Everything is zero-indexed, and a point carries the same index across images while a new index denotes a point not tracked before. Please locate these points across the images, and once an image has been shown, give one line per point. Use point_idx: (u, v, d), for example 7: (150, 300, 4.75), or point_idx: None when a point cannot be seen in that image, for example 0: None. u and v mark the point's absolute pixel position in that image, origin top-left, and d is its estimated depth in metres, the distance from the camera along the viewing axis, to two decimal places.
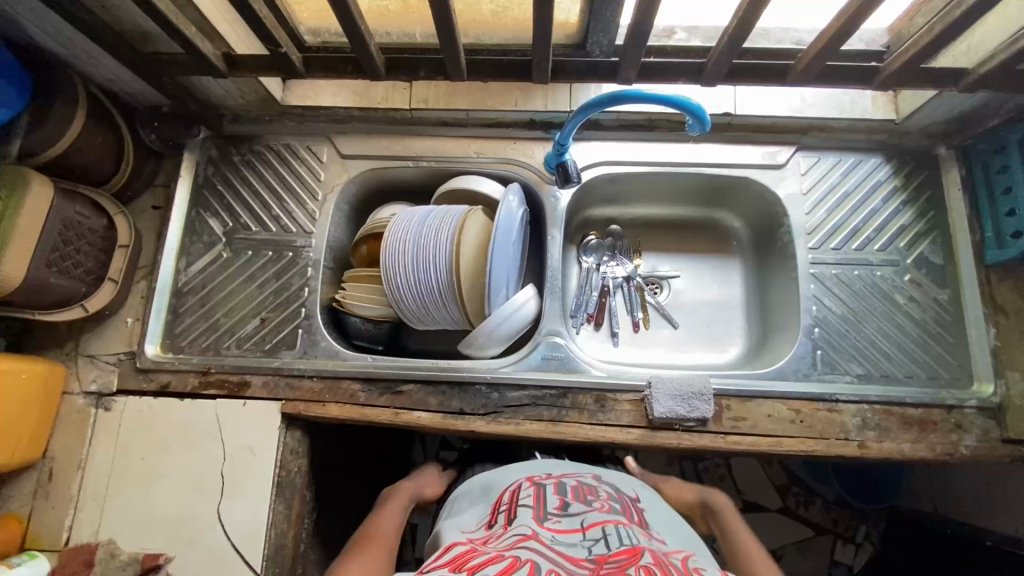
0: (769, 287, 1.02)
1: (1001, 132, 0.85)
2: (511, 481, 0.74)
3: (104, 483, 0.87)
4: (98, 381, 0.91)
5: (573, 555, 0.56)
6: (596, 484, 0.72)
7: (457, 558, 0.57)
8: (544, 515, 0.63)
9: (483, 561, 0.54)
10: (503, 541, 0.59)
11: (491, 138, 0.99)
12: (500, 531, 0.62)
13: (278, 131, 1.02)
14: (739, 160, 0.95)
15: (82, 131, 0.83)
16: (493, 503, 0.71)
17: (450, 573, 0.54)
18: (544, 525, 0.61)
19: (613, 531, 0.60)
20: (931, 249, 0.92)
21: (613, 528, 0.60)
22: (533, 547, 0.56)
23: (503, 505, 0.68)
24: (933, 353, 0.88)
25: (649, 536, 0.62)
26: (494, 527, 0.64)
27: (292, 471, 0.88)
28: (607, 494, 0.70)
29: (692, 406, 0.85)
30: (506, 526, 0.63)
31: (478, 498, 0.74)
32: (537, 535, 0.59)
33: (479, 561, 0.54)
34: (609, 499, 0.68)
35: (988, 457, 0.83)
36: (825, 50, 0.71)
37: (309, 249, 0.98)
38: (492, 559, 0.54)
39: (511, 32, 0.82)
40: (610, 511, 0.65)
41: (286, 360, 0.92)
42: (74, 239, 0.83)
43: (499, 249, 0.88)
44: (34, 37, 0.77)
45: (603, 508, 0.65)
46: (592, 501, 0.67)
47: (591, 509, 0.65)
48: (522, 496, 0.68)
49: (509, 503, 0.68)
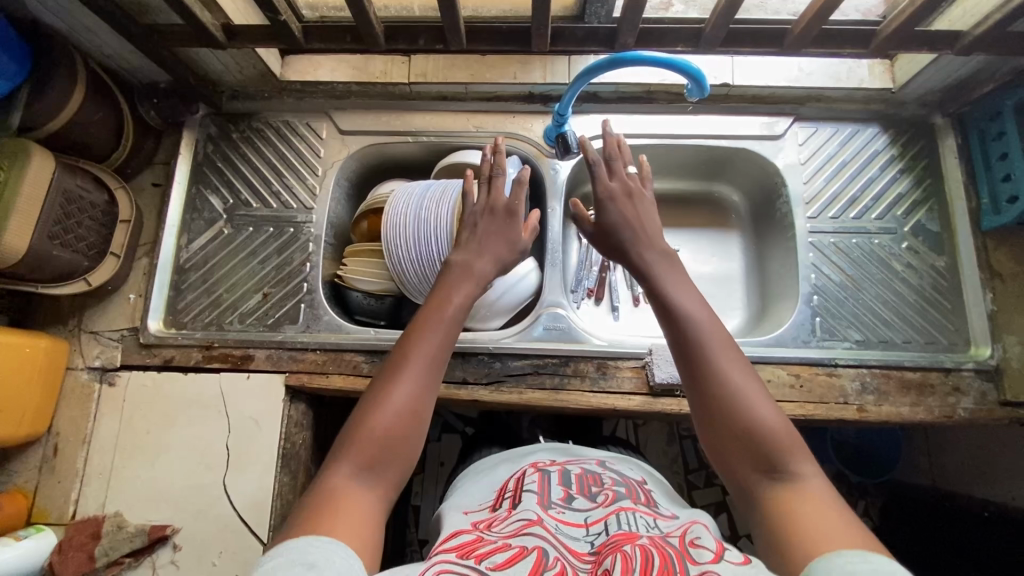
0: (768, 258, 1.02)
1: (996, 98, 0.85)
2: (517, 469, 0.73)
3: (109, 457, 0.88)
4: (102, 356, 0.92)
5: (575, 548, 0.53)
6: (600, 472, 0.71)
7: (464, 543, 0.53)
8: (549, 503, 0.61)
9: (491, 550, 0.51)
10: (508, 526, 0.56)
11: (490, 112, 0.99)
12: (504, 514, 0.60)
13: (277, 108, 1.02)
14: (738, 131, 0.96)
15: (82, 105, 0.83)
16: (496, 490, 0.69)
17: (458, 558, 0.49)
18: (548, 512, 0.59)
19: (615, 522, 0.57)
20: (928, 216, 0.93)
21: (617, 518, 0.57)
22: (538, 534, 0.53)
23: (508, 491, 0.66)
24: (931, 318, 0.89)
25: (655, 518, 0.59)
26: (497, 510, 0.62)
27: (296, 443, 0.89)
28: (611, 480, 0.68)
29: None
30: (510, 509, 0.61)
31: (482, 485, 0.73)
32: (542, 522, 0.56)
33: (486, 547, 0.51)
34: (613, 485, 0.66)
35: (986, 420, 0.84)
36: (821, 13, 0.72)
37: (310, 225, 0.98)
38: (500, 548, 0.51)
39: (509, 4, 0.83)
40: (613, 501, 0.62)
41: (289, 334, 0.92)
42: (76, 213, 0.83)
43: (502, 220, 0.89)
44: (32, 8, 0.77)
45: (607, 499, 0.62)
46: (595, 494, 0.64)
47: (595, 501, 0.62)
48: (527, 482, 0.66)
49: (514, 489, 0.66)
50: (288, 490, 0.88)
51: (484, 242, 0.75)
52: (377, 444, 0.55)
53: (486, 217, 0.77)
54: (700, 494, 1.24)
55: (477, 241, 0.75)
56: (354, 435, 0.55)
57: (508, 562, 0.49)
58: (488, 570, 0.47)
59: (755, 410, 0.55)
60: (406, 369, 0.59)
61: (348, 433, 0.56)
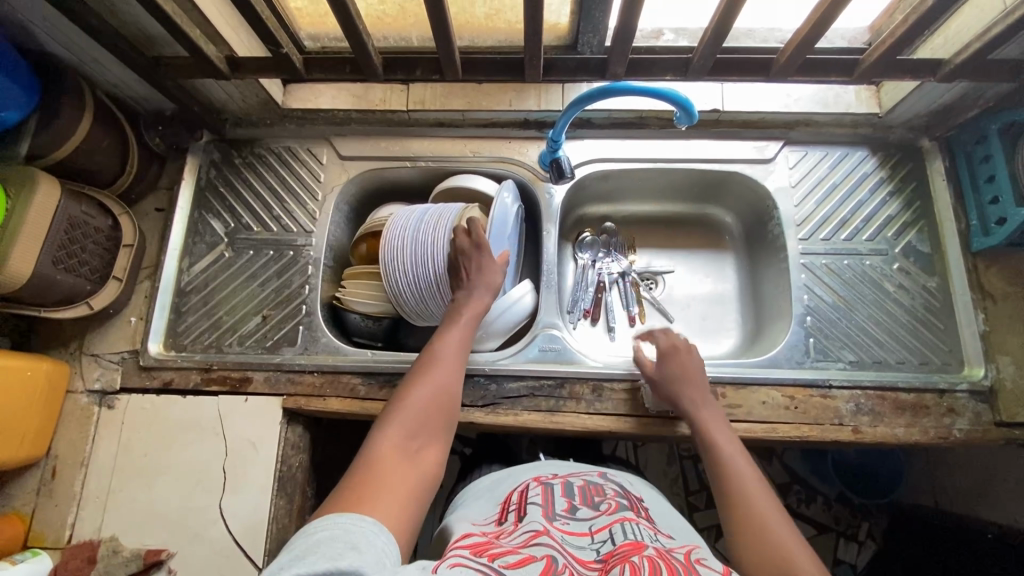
0: (761, 279, 1.03)
1: (981, 121, 0.87)
2: (519, 483, 0.74)
3: (107, 480, 0.88)
4: (101, 379, 0.93)
5: (582, 557, 0.53)
6: (602, 484, 0.71)
7: (475, 546, 0.53)
8: (554, 515, 0.61)
9: (501, 554, 0.51)
10: (516, 537, 0.56)
11: (487, 138, 1.02)
12: (511, 527, 0.60)
13: (278, 135, 1.05)
14: (729, 155, 0.98)
15: (89, 133, 0.86)
16: (501, 502, 0.70)
17: (471, 555, 0.51)
18: (554, 524, 0.59)
19: (620, 530, 0.57)
20: (918, 238, 0.94)
21: (621, 527, 0.58)
22: (547, 543, 0.53)
23: (513, 505, 0.67)
24: (924, 338, 0.90)
25: (657, 533, 0.60)
26: (503, 524, 0.62)
27: (293, 466, 0.90)
28: (614, 493, 0.68)
29: None
30: (516, 520, 0.61)
31: (484, 500, 0.74)
32: (548, 533, 0.56)
33: (496, 552, 0.51)
34: (616, 497, 0.67)
35: (982, 441, 0.84)
36: (802, 46, 0.74)
37: (309, 248, 1.00)
38: (509, 552, 0.51)
39: (504, 35, 0.86)
40: (616, 511, 0.63)
41: (287, 356, 0.93)
42: (80, 238, 0.85)
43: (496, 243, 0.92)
44: (42, 41, 0.80)
45: (610, 508, 0.63)
46: (598, 504, 0.65)
47: (598, 510, 0.63)
48: (530, 496, 0.67)
49: (518, 503, 0.66)
50: (284, 514, 0.88)
51: (477, 280, 0.83)
52: (411, 422, 0.65)
53: (473, 253, 0.84)
54: (701, 515, 1.23)
55: (471, 278, 0.83)
56: (392, 415, 0.66)
57: (519, 563, 0.49)
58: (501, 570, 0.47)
59: (775, 539, 0.60)
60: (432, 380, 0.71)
61: (383, 418, 0.66)
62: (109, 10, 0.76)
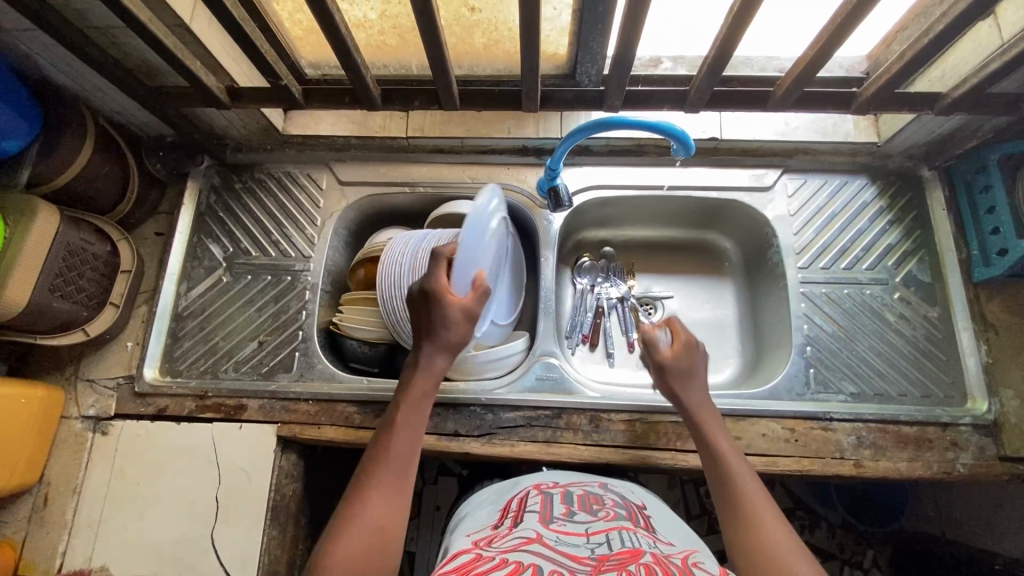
0: (761, 307, 1.02)
1: (980, 152, 0.86)
2: (520, 489, 0.72)
3: (99, 508, 0.87)
4: (96, 405, 0.92)
5: (576, 554, 0.52)
6: (601, 493, 0.70)
7: (464, 565, 0.51)
8: (550, 518, 0.60)
9: (491, 566, 0.49)
10: (507, 542, 0.55)
11: (486, 164, 1.02)
12: (505, 532, 0.59)
13: (278, 160, 1.05)
14: (727, 183, 0.98)
15: (89, 161, 0.86)
16: (501, 510, 0.69)
17: None
18: (549, 527, 0.58)
19: (617, 536, 0.56)
20: (918, 267, 0.93)
21: (618, 534, 0.57)
22: (535, 549, 0.52)
23: (511, 511, 0.65)
24: (925, 370, 0.88)
25: (655, 540, 0.58)
26: (499, 529, 0.61)
27: (287, 495, 0.89)
28: (613, 501, 0.67)
29: None
30: (512, 526, 0.60)
31: (487, 508, 0.72)
32: (541, 538, 0.55)
33: (485, 565, 0.50)
34: (615, 506, 0.65)
35: (986, 476, 0.82)
36: (800, 80, 0.75)
37: (307, 273, 0.99)
38: (499, 563, 0.50)
39: (502, 63, 0.87)
40: (614, 518, 0.61)
41: (282, 383, 0.92)
42: (78, 265, 0.85)
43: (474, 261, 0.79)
44: (46, 71, 0.80)
45: (608, 515, 0.62)
46: (596, 510, 0.64)
47: (596, 515, 0.62)
48: (529, 503, 0.65)
49: (516, 510, 0.65)
50: (277, 544, 0.86)
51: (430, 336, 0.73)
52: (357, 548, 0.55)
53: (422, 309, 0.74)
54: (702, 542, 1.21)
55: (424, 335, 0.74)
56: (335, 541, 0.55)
57: None
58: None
59: (773, 546, 0.57)
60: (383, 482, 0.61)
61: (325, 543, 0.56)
62: (110, 42, 0.77)
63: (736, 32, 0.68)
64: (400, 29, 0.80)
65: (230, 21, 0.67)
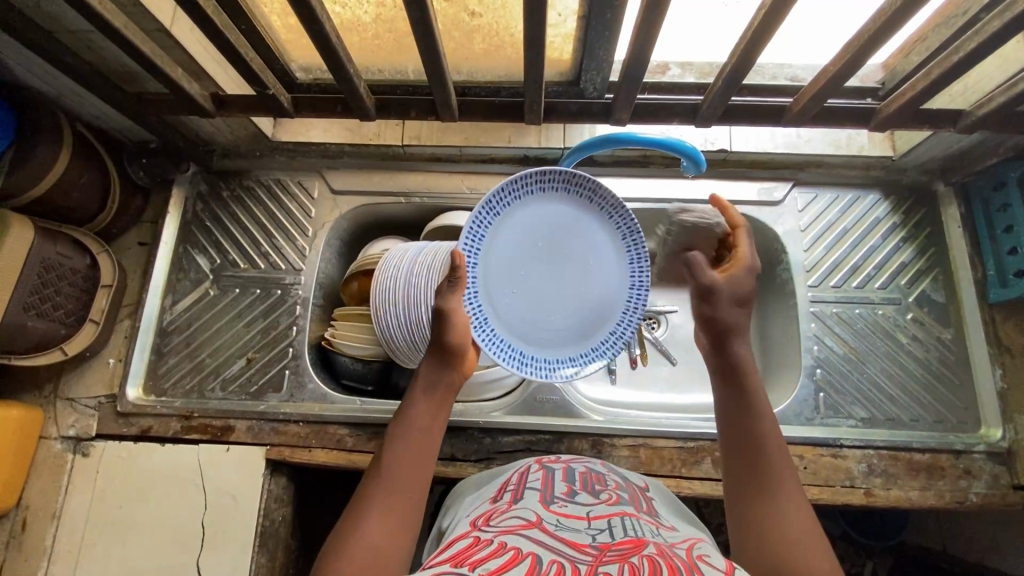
0: (769, 324, 0.99)
1: (999, 170, 0.83)
2: (520, 464, 0.66)
3: (79, 534, 0.83)
4: (76, 425, 0.88)
5: (575, 541, 0.46)
6: (604, 472, 0.63)
7: (458, 549, 0.45)
8: (551, 499, 0.54)
9: (486, 554, 0.43)
10: (504, 522, 0.49)
11: (485, 174, 0.98)
12: (503, 508, 0.53)
13: (268, 167, 1.01)
14: (735, 196, 0.94)
15: (66, 171, 0.81)
16: (499, 484, 0.62)
17: (449, 569, 0.41)
18: (549, 509, 0.52)
19: (620, 523, 0.50)
20: (932, 287, 0.90)
21: (622, 519, 0.50)
22: (534, 536, 0.46)
23: (509, 486, 0.59)
24: (938, 394, 0.86)
25: (659, 527, 0.52)
26: (497, 503, 0.56)
27: (276, 520, 0.85)
28: (616, 483, 0.61)
29: (691, 435, 0.84)
30: (510, 503, 0.54)
31: (485, 488, 0.65)
32: (541, 523, 0.49)
33: (481, 552, 0.44)
34: (618, 488, 0.59)
35: (998, 505, 0.80)
36: (819, 94, 0.71)
37: (297, 287, 0.95)
38: (495, 551, 0.44)
39: (503, 70, 0.81)
40: (617, 502, 0.55)
41: (272, 404, 0.89)
42: (54, 280, 0.81)
43: (526, 261, 0.73)
44: (19, 77, 0.76)
45: (610, 498, 0.56)
46: (599, 491, 0.57)
47: (598, 497, 0.56)
48: (529, 479, 0.59)
49: (516, 485, 0.59)
50: (266, 572, 0.83)
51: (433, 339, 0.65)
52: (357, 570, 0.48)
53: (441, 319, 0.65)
54: None
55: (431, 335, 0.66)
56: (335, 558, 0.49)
57: (503, 568, 0.41)
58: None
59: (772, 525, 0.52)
60: (383, 498, 0.55)
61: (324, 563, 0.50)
62: (85, 47, 0.72)
63: (760, 41, 0.63)
64: (396, 34, 0.75)
65: (213, 28, 0.63)
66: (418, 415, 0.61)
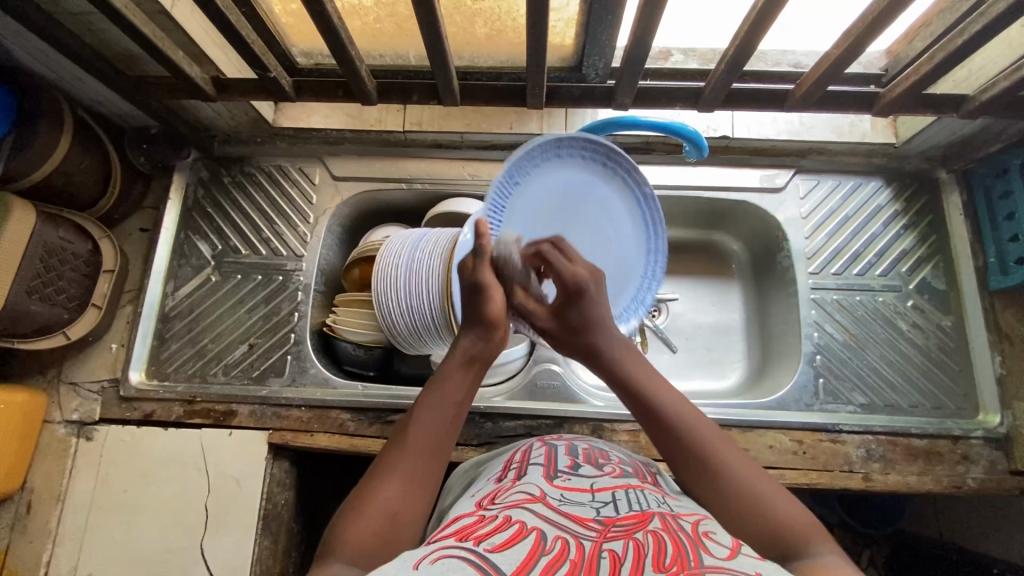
0: (769, 313, 0.99)
1: (1002, 157, 0.82)
2: (523, 443, 0.66)
3: (83, 516, 0.84)
4: (80, 410, 0.89)
5: (580, 516, 0.47)
6: (608, 449, 0.64)
7: (463, 525, 0.46)
8: (555, 473, 0.55)
9: (491, 529, 0.44)
10: (509, 498, 0.50)
11: (486, 160, 0.98)
12: (507, 485, 0.54)
13: (269, 153, 1.00)
14: (737, 183, 0.94)
15: (67, 156, 0.81)
16: (504, 461, 0.63)
17: (455, 543, 0.42)
18: (553, 483, 0.52)
19: (624, 496, 0.50)
20: (932, 274, 0.90)
21: (625, 492, 0.51)
22: (538, 511, 0.46)
23: (514, 463, 0.60)
24: (938, 380, 0.86)
25: (663, 498, 0.53)
26: (501, 481, 0.56)
27: (279, 503, 0.86)
28: (619, 458, 0.61)
29: None
30: (514, 480, 0.55)
31: (495, 461, 0.66)
32: (545, 497, 0.49)
33: (486, 527, 0.44)
34: (621, 463, 0.59)
35: (995, 490, 0.80)
36: (822, 79, 0.70)
37: (299, 273, 0.96)
38: (500, 526, 0.44)
39: (505, 54, 0.81)
40: (621, 475, 0.56)
41: (274, 388, 0.89)
42: (57, 265, 0.81)
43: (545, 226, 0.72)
44: (19, 60, 0.76)
45: (614, 471, 0.56)
46: (602, 465, 0.58)
47: (602, 471, 0.56)
48: (533, 455, 0.60)
49: (519, 462, 0.60)
50: (269, 554, 0.84)
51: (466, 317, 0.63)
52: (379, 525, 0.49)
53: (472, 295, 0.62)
54: None
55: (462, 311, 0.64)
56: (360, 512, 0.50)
57: (507, 543, 0.41)
58: (488, 553, 0.40)
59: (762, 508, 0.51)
60: (407, 461, 0.54)
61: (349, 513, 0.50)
62: (86, 29, 0.72)
63: (760, 27, 0.63)
64: (396, 18, 0.75)
65: (214, 10, 0.63)
66: (450, 386, 0.60)
